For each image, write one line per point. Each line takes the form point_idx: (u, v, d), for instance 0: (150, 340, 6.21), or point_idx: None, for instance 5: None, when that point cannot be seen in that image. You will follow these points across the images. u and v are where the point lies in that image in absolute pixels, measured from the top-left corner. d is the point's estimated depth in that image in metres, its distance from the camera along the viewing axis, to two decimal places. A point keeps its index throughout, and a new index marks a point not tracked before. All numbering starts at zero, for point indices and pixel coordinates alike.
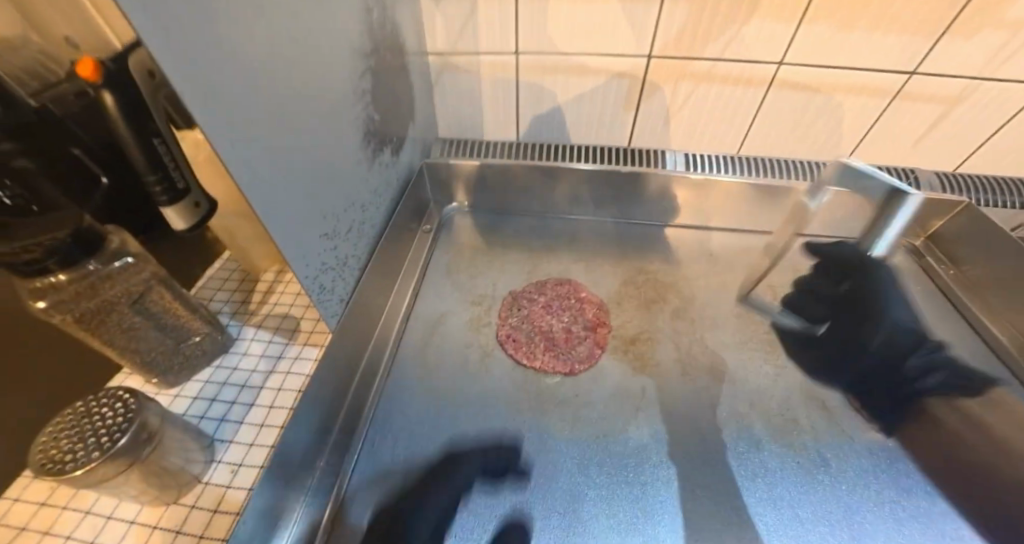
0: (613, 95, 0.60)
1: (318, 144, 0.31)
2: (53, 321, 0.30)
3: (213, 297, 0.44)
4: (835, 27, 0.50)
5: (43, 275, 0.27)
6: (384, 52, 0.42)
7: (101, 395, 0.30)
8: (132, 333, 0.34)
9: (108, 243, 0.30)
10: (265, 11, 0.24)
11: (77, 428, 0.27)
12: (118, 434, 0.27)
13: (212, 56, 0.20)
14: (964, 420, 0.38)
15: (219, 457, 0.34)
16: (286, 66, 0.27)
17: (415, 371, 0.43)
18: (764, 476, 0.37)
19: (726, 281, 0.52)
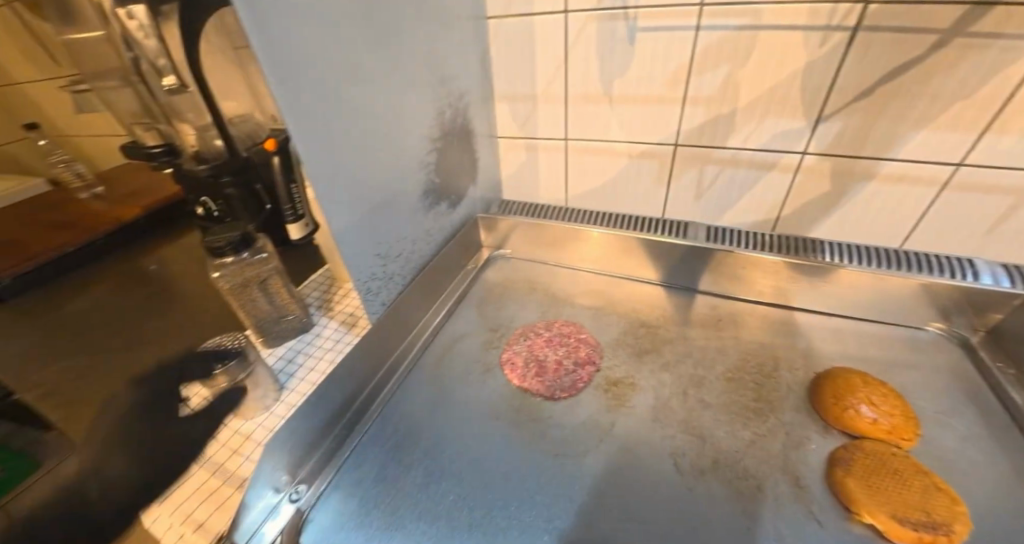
0: (646, 173, 0.68)
1: (383, 194, 0.47)
2: (217, 286, 0.49)
3: (312, 293, 0.62)
4: (855, 124, 0.52)
5: (221, 257, 0.46)
6: (450, 135, 0.58)
7: (229, 339, 0.47)
8: (256, 302, 0.52)
9: (255, 243, 0.49)
10: (358, 116, 0.42)
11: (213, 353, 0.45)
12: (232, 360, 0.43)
13: (318, 136, 0.37)
14: (961, 529, 0.35)
15: (283, 399, 0.49)
16: (369, 145, 0.44)
17: (429, 371, 0.53)
18: (708, 532, 0.37)
19: (730, 347, 0.53)
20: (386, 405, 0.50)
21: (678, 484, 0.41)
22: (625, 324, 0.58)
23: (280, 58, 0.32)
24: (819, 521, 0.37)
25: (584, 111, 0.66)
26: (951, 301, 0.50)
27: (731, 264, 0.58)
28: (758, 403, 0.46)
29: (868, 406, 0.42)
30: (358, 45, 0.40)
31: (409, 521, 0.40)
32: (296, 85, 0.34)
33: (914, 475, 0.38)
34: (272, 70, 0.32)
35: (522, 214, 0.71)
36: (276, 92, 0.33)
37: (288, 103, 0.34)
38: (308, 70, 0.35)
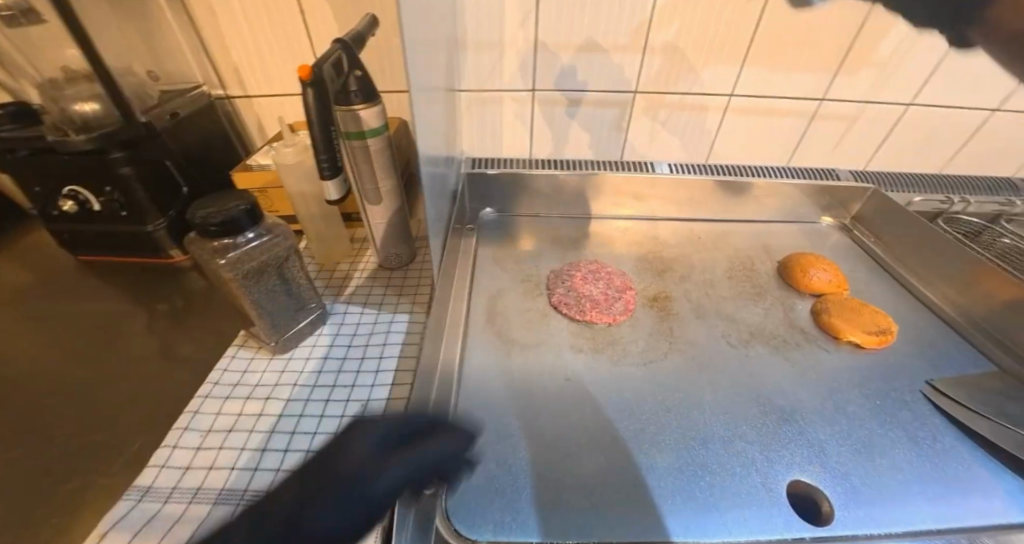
0: (609, 121, 0.72)
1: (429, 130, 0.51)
2: (223, 278, 0.41)
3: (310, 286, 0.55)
4: (764, 70, 0.66)
5: (221, 235, 0.39)
6: (439, 83, 0.53)
7: (290, 269, 0.46)
8: (272, 289, 0.45)
9: (263, 218, 0.42)
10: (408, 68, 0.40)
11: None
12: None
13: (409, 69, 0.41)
14: (895, 329, 0.52)
15: (348, 397, 0.42)
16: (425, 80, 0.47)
17: (484, 332, 0.51)
18: (772, 392, 0.47)
19: (715, 256, 0.65)
20: (463, 369, 0.46)
21: (736, 358, 0.51)
22: (634, 254, 0.64)
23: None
24: (827, 351, 0.51)
25: (552, 62, 0.65)
26: (833, 197, 0.70)
27: (696, 190, 0.70)
28: (754, 289, 0.60)
29: (822, 272, 0.59)
30: None
31: (550, 464, 0.39)
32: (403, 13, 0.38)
33: (863, 307, 0.55)
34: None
35: (503, 166, 0.69)
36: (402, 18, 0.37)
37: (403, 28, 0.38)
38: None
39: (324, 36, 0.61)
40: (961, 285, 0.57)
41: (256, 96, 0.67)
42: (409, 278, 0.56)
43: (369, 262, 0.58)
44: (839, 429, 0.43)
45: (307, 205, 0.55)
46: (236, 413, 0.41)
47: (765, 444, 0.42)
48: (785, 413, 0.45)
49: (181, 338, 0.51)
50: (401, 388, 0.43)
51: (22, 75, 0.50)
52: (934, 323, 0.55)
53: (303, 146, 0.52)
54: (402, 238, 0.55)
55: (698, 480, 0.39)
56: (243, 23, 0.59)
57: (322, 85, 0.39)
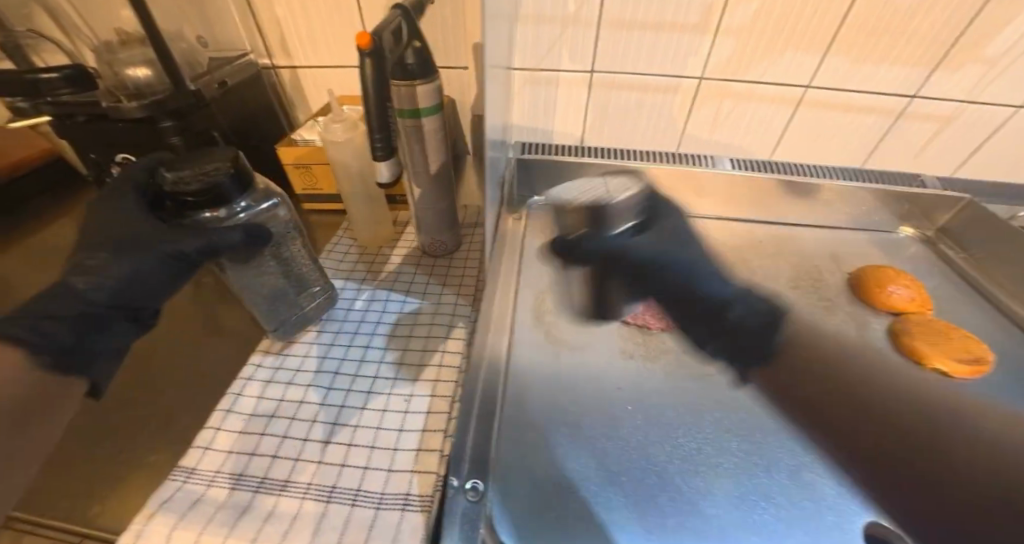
0: (667, 108, 0.66)
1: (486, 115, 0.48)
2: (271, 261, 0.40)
3: (351, 270, 0.54)
4: (850, 60, 0.59)
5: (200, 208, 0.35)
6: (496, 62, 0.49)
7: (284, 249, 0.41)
8: (266, 263, 0.40)
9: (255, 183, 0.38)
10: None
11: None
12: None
13: None
14: (991, 359, 0.47)
15: (390, 392, 0.41)
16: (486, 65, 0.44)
17: (530, 330, 0.48)
18: (845, 419, 0.43)
19: (778, 263, 0.60)
20: (510, 367, 0.44)
21: (803, 376, 0.47)
22: (689, 256, 0.60)
23: None
24: (907, 377, 0.46)
25: (611, 41, 0.59)
26: (917, 205, 0.63)
27: (760, 190, 0.64)
28: (821, 302, 0.55)
29: (902, 289, 0.53)
30: None
31: (601, 479, 0.36)
32: None
33: (951, 331, 0.49)
34: None
35: (552, 152, 0.65)
36: None
37: None
38: None
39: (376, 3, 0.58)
40: None
41: (302, 67, 0.65)
42: (452, 267, 0.54)
43: (411, 248, 0.56)
44: (922, 467, 0.39)
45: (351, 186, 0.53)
46: (278, 397, 0.40)
47: (837, 477, 0.38)
48: (858, 444, 0.41)
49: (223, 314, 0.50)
50: (446, 386, 0.41)
51: (75, 37, 0.49)
52: None
53: (351, 123, 0.50)
54: (447, 225, 0.53)
55: (762, 510, 0.36)
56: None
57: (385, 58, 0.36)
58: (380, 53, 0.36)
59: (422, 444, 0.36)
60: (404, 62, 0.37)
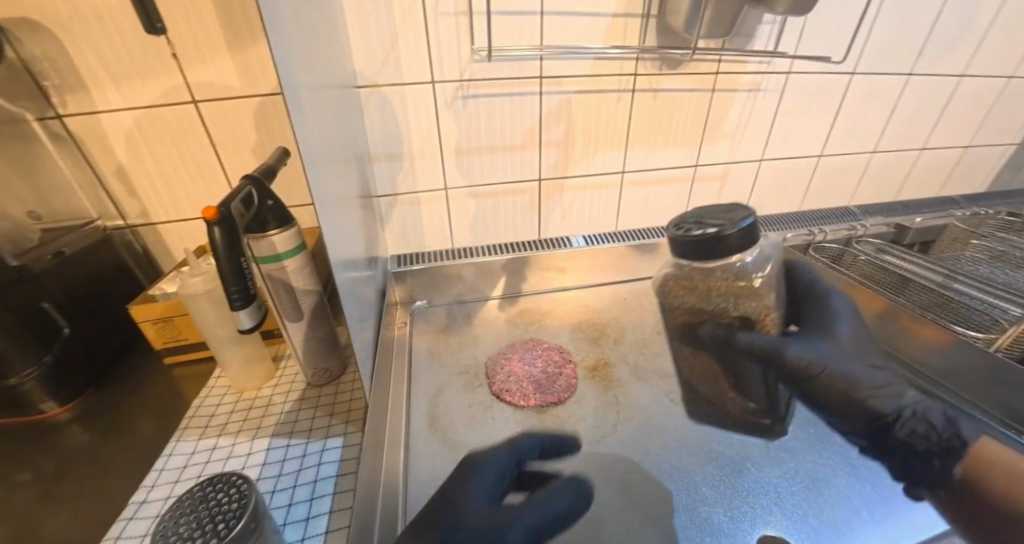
0: (523, 204, 0.77)
1: (351, 245, 0.52)
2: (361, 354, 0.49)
3: (224, 425, 0.49)
4: (644, 149, 0.77)
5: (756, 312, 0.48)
6: (353, 196, 0.55)
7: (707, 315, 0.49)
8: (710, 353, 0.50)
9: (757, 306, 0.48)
10: (324, 188, 0.43)
11: (191, 520, 0.31)
12: (234, 522, 0.30)
13: (324, 201, 0.43)
14: None
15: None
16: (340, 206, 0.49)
17: (429, 441, 0.47)
18: (721, 444, 0.48)
19: (643, 314, 0.69)
20: (409, 488, 0.42)
21: (681, 412, 0.52)
22: (568, 326, 0.66)
23: (308, 147, 0.39)
24: None
25: (459, 162, 0.70)
26: None
27: (611, 256, 0.75)
28: None
29: None
30: (327, 123, 0.47)
31: None
32: (313, 164, 0.41)
33: None
34: (309, 156, 0.39)
35: (428, 260, 0.70)
36: (310, 168, 0.40)
37: (312, 169, 0.40)
38: (316, 146, 0.42)
39: (236, 160, 0.62)
40: None
41: (161, 223, 0.65)
42: (341, 392, 0.52)
43: (293, 385, 0.54)
44: (786, 468, 0.45)
45: (220, 333, 0.51)
46: None
47: (727, 502, 0.42)
48: (735, 464, 0.46)
49: (46, 519, 0.41)
50: (339, 533, 0.37)
51: None
52: None
53: (213, 273, 0.50)
54: (329, 351, 0.52)
55: None
56: (144, 162, 0.60)
57: (237, 224, 0.38)
58: (231, 219, 0.37)
59: None
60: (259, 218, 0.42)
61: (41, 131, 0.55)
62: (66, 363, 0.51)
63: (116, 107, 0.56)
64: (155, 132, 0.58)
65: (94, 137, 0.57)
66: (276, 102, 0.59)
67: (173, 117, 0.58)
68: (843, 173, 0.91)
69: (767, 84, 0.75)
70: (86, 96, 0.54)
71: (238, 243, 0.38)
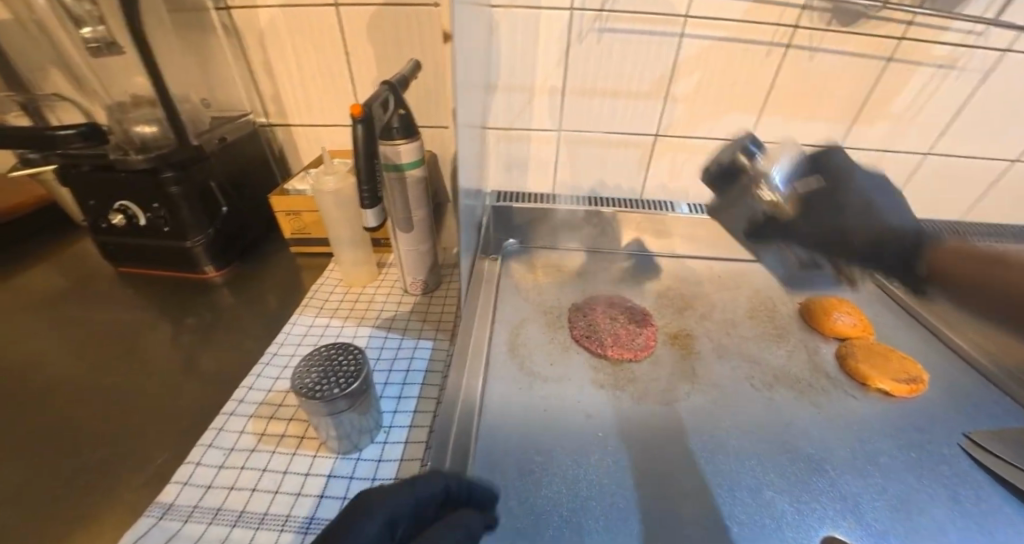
0: (629, 160, 0.74)
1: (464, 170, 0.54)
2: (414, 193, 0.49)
3: (335, 309, 0.56)
4: (784, 116, 0.68)
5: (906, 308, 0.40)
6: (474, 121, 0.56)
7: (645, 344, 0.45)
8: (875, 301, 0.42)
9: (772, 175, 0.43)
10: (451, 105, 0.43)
11: (319, 370, 0.37)
12: (353, 380, 0.36)
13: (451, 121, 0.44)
14: (927, 378, 0.51)
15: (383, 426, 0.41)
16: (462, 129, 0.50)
17: (506, 363, 0.51)
18: (801, 440, 0.45)
19: (739, 296, 0.65)
20: (485, 398, 0.46)
21: (762, 400, 0.49)
22: (655, 292, 0.64)
23: None
24: (855, 398, 0.50)
25: (575, 103, 0.67)
26: None
27: (715, 230, 0.70)
28: (776, 331, 0.59)
29: (845, 316, 0.58)
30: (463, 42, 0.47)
31: (571, 503, 0.38)
32: None
33: (891, 353, 0.54)
34: None
35: (525, 199, 0.71)
36: None
37: None
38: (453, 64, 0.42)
39: (367, 71, 0.66)
40: (991, 336, 0.55)
41: (297, 125, 0.72)
42: (433, 303, 0.56)
43: (392, 289, 0.59)
44: (872, 482, 0.42)
45: (339, 230, 0.57)
46: (260, 432, 0.40)
47: (795, 494, 0.40)
48: (813, 462, 0.43)
49: (203, 349, 0.51)
50: (424, 416, 0.42)
51: (94, 94, 0.53)
52: (971, 377, 0.53)
53: (341, 174, 0.55)
54: (429, 266, 0.56)
55: (727, 530, 0.37)
56: (292, 64, 0.66)
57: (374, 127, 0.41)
58: (371, 121, 0.40)
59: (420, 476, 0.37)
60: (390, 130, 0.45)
61: (217, 22, 0.62)
62: (223, 236, 0.61)
63: (277, 7, 0.61)
64: (304, 35, 0.63)
65: (255, 34, 0.63)
66: (412, 16, 0.60)
67: (321, 22, 0.61)
68: None
69: (969, 59, 0.61)
70: None
71: (372, 145, 0.41)
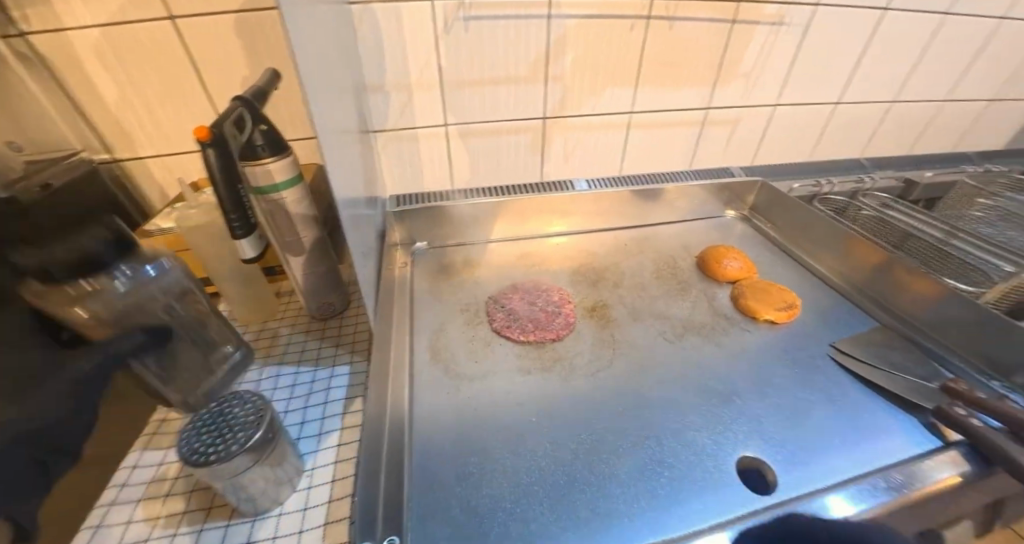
0: (524, 146, 0.75)
1: (350, 185, 0.48)
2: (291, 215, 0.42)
3: None
4: (655, 87, 0.73)
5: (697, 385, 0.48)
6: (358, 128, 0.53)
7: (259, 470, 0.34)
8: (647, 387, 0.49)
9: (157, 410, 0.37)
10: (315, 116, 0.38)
11: (210, 430, 0.32)
12: (253, 432, 0.32)
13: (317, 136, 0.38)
14: (799, 303, 0.59)
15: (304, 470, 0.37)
16: (336, 141, 0.45)
17: (431, 371, 0.49)
18: (712, 381, 0.50)
19: (642, 259, 0.69)
20: (414, 412, 0.45)
21: (675, 352, 0.53)
22: (567, 269, 0.66)
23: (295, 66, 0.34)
24: (749, 332, 0.56)
25: (460, 96, 0.66)
26: (731, 193, 0.78)
27: (614, 201, 0.74)
28: (679, 285, 0.64)
29: (733, 262, 0.65)
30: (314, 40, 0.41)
31: (513, 495, 0.38)
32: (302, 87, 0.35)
33: (771, 287, 0.61)
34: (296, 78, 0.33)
35: (428, 200, 0.69)
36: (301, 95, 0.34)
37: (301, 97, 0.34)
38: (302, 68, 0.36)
39: (222, 85, 0.59)
40: (841, 257, 0.65)
41: (148, 155, 0.62)
42: (345, 325, 0.53)
43: (298, 318, 0.55)
44: (770, 402, 0.48)
45: (219, 267, 0.51)
46: (154, 515, 0.35)
47: (712, 429, 0.45)
48: (722, 397, 0.48)
49: None
50: (350, 447, 0.39)
51: None
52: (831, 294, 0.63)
53: (208, 206, 0.48)
54: (333, 287, 0.53)
55: (658, 477, 0.40)
56: (125, 87, 0.56)
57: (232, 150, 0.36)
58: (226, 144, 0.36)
59: (351, 511, 0.35)
60: (95, 254, 0.35)
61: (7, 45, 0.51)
62: None
63: (87, 22, 0.51)
64: (133, 52, 0.54)
65: (65, 56, 0.53)
66: (263, 21, 0.54)
67: (151, 35, 0.53)
68: (858, 122, 0.88)
69: (793, 18, 0.70)
70: (50, 8, 0.50)
71: (233, 171, 0.37)
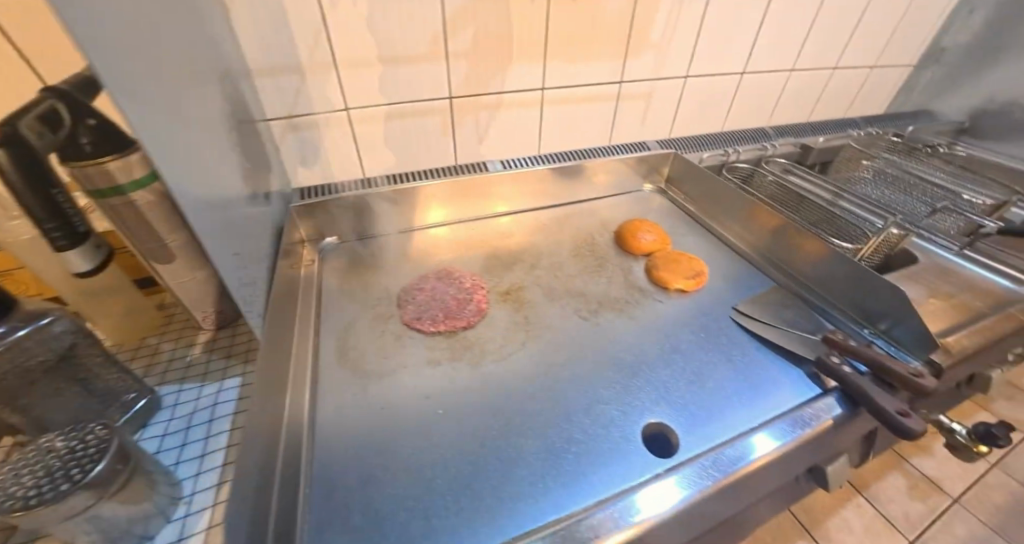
0: (435, 128, 0.71)
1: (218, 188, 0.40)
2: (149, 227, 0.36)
3: None
4: (565, 62, 0.72)
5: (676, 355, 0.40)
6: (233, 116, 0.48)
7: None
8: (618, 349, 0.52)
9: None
10: (153, 114, 0.30)
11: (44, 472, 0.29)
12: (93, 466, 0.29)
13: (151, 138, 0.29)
14: (705, 271, 0.62)
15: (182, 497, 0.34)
16: (194, 138, 0.36)
17: (336, 373, 0.47)
18: (622, 354, 0.51)
19: (561, 238, 0.70)
20: (315, 419, 0.42)
21: (588, 328, 0.54)
22: (485, 254, 0.65)
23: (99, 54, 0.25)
24: (660, 303, 0.58)
25: (357, 77, 0.62)
26: (647, 167, 0.80)
27: (532, 181, 0.73)
28: (595, 262, 0.65)
29: (646, 235, 0.67)
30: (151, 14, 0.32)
31: (419, 491, 0.37)
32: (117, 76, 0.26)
33: (681, 256, 0.64)
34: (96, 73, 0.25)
35: (333, 191, 0.65)
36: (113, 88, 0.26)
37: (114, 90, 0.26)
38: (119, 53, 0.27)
39: None
40: (745, 223, 0.68)
41: None
42: (238, 333, 0.49)
43: (184, 331, 0.50)
44: (674, 369, 0.49)
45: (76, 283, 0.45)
46: None
47: (620, 400, 0.46)
48: (631, 368, 0.49)
49: None
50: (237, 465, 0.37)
51: None
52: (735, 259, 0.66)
53: None
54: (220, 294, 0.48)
55: (567, 453, 0.41)
56: None
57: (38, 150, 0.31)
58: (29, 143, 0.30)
59: None
60: None
61: None
62: None
63: None
64: None
65: None
66: None
67: None
68: (761, 92, 0.92)
69: None
70: None
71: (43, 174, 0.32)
